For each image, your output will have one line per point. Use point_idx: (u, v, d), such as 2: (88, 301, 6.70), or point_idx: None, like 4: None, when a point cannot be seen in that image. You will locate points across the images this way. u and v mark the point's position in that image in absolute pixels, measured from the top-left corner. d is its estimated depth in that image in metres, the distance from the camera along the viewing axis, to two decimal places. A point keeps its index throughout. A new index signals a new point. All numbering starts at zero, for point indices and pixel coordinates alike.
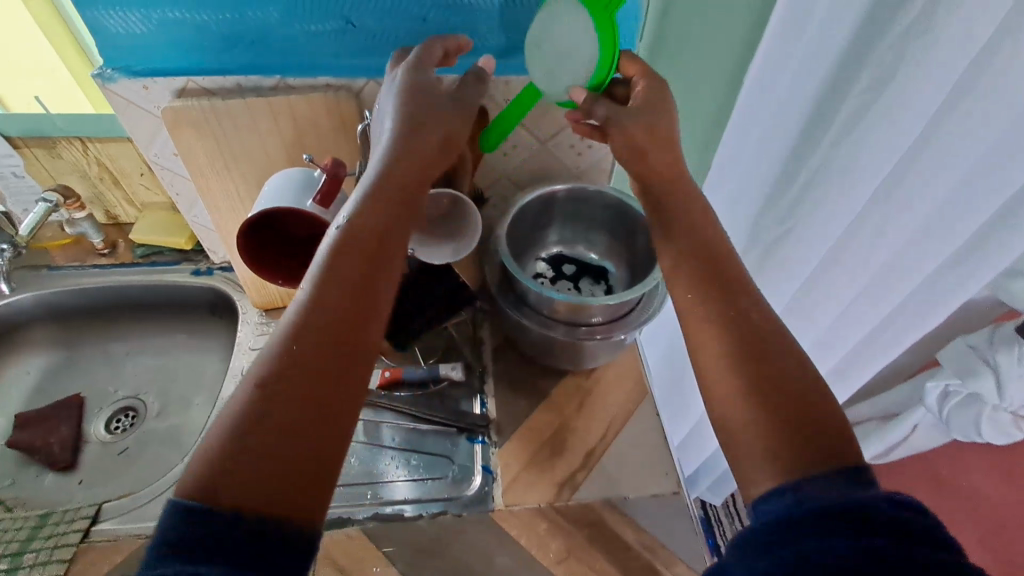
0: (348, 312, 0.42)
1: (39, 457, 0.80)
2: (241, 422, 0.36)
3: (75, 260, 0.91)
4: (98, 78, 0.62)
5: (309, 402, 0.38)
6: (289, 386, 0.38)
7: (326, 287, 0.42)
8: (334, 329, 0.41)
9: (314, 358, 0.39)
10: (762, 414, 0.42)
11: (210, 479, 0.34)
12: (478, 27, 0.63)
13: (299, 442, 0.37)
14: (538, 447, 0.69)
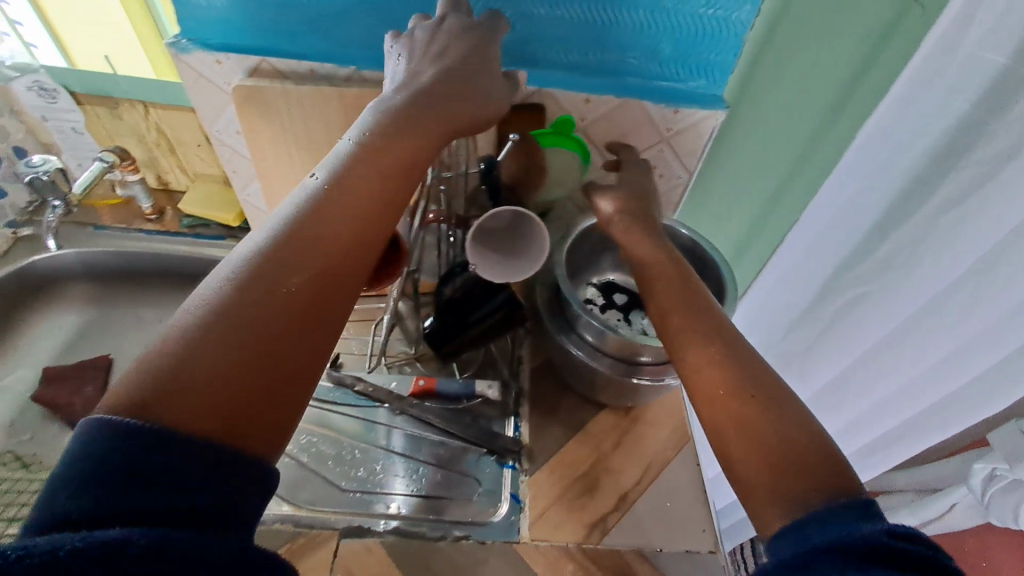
0: (343, 237, 0.38)
1: (62, 415, 0.79)
2: (211, 327, 0.32)
3: (121, 222, 0.91)
4: (174, 47, 0.61)
5: (283, 323, 0.34)
6: (270, 301, 0.34)
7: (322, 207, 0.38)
8: (327, 251, 0.37)
9: (297, 295, 0.35)
10: (757, 436, 0.39)
11: (148, 399, 0.29)
12: (566, 41, 0.60)
13: (271, 369, 0.32)
14: (569, 483, 0.67)
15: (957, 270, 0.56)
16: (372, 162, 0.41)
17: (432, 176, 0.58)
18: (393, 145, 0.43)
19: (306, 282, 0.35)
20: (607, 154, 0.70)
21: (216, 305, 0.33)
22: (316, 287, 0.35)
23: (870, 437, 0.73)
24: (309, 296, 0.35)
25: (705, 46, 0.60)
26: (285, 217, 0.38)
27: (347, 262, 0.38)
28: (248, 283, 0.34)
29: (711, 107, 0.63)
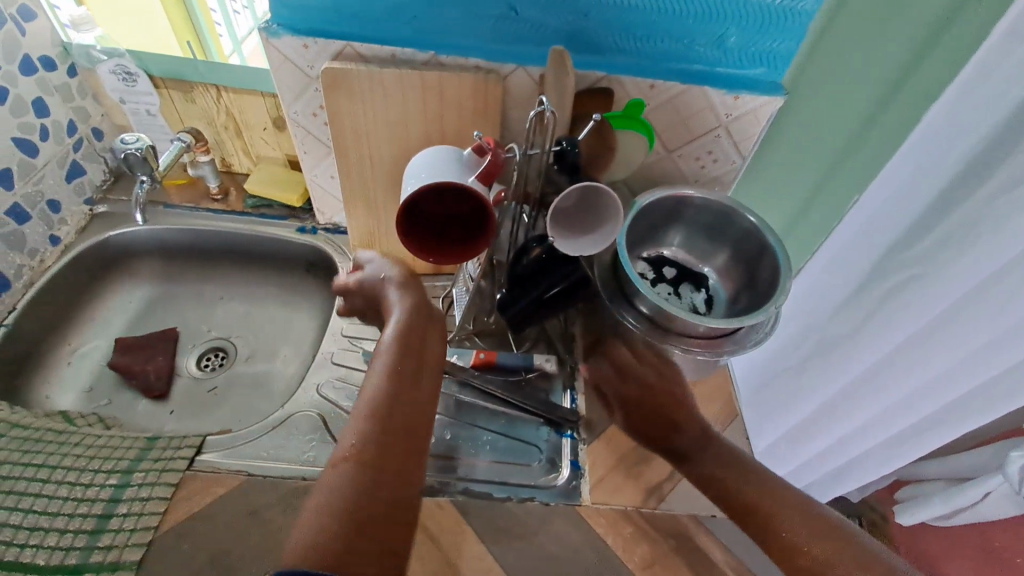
0: (400, 426, 0.54)
1: (137, 382, 0.84)
2: (341, 506, 0.47)
3: (189, 202, 0.95)
4: (264, 31, 0.65)
5: (379, 503, 0.48)
6: (382, 469, 0.50)
7: (379, 411, 0.54)
8: (409, 420, 0.55)
9: (398, 452, 0.53)
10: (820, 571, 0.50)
11: (317, 558, 0.43)
12: (636, 29, 0.64)
13: (388, 521, 0.48)
14: (625, 451, 0.70)
15: (996, 262, 0.59)
16: (405, 353, 0.59)
17: (513, 154, 0.59)
18: (415, 334, 0.61)
19: (379, 462, 0.51)
20: (666, 138, 0.73)
21: (329, 505, 0.47)
22: (401, 451, 0.53)
23: (911, 420, 0.77)
24: (402, 452, 0.53)
25: (770, 35, 0.63)
26: (363, 419, 0.53)
27: (422, 424, 0.56)
28: (346, 485, 0.48)
29: (771, 94, 0.66)
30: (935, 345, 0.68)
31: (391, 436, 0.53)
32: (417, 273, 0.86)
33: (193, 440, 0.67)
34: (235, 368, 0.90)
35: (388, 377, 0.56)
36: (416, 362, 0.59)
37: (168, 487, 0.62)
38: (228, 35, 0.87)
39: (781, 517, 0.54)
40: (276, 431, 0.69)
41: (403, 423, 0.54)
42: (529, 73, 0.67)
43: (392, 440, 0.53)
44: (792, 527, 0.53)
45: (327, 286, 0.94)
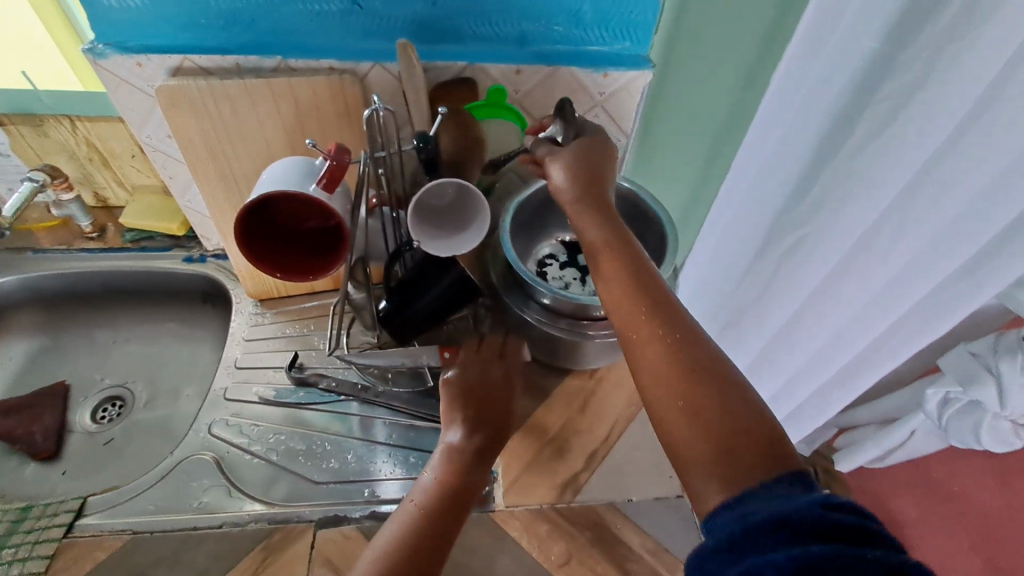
0: (452, 515, 0.52)
1: (21, 446, 0.77)
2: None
3: (61, 243, 0.88)
4: (89, 53, 0.60)
5: (425, 561, 0.48)
6: (417, 548, 0.49)
7: (438, 492, 0.53)
8: (454, 502, 0.53)
9: (431, 533, 0.50)
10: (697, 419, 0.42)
11: None
12: (489, 13, 0.61)
13: None
14: (541, 447, 0.68)
15: (874, 212, 0.61)
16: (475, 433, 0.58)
17: (360, 164, 0.55)
18: (487, 415, 0.60)
19: (426, 536, 0.50)
20: (546, 121, 0.71)
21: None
22: (442, 525, 0.51)
23: (829, 371, 0.78)
24: (439, 529, 0.51)
25: (626, 9, 0.62)
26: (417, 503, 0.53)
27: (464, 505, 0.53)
28: (390, 552, 0.48)
29: (638, 68, 0.65)
30: (832, 300, 0.70)
31: (442, 510, 0.52)
32: (316, 290, 0.82)
33: (71, 504, 0.61)
34: (134, 416, 0.84)
35: (457, 462, 0.56)
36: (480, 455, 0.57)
37: (42, 560, 0.57)
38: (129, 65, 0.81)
39: (692, 426, 0.43)
40: (167, 480, 0.64)
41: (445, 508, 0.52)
42: (387, 70, 0.64)
43: (440, 515, 0.52)
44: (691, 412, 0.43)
45: (226, 315, 0.89)
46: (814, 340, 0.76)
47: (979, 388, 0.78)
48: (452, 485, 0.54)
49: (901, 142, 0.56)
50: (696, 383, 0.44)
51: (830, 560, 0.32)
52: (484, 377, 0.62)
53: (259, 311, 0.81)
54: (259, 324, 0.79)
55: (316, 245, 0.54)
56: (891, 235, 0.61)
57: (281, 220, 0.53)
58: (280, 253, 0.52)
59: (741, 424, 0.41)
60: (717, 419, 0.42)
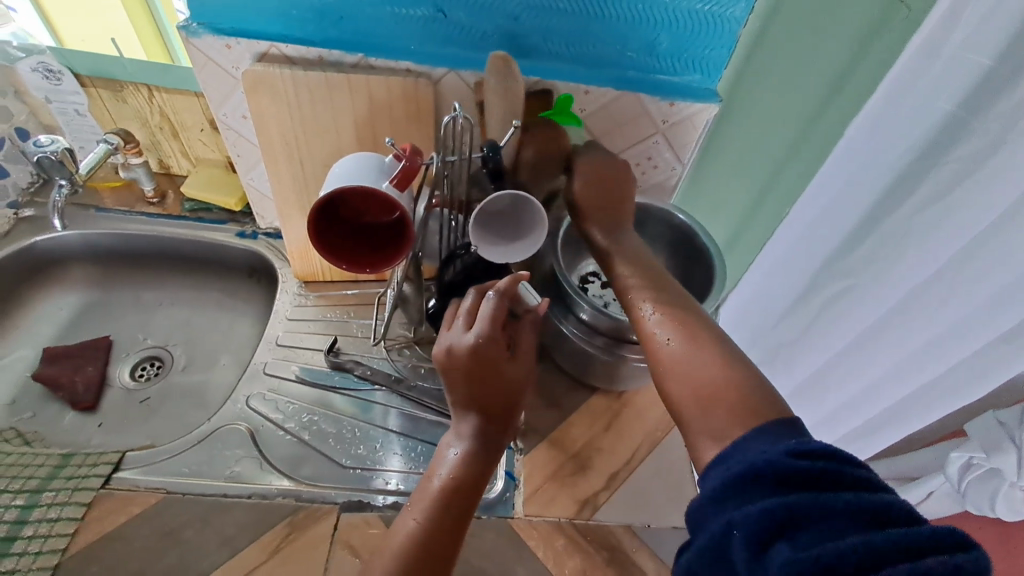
0: (461, 506, 0.52)
1: (63, 394, 0.80)
2: None
3: (123, 205, 0.91)
4: (183, 31, 0.62)
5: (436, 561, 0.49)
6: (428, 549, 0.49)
7: (444, 487, 0.52)
8: (460, 496, 0.52)
9: (440, 533, 0.50)
10: (696, 382, 0.48)
11: None
12: (567, 32, 0.63)
13: None
14: (563, 462, 0.69)
15: (925, 273, 0.61)
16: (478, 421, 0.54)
17: (432, 162, 0.56)
18: (498, 396, 0.55)
19: (428, 546, 0.49)
20: (606, 144, 0.72)
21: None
22: (447, 534, 0.50)
23: (854, 423, 0.76)
24: (449, 526, 0.50)
25: (702, 42, 0.63)
26: (423, 502, 0.51)
27: (470, 494, 0.52)
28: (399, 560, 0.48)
29: (705, 101, 0.66)
30: (869, 355, 0.70)
31: (444, 521, 0.50)
32: (359, 280, 0.84)
33: (110, 456, 0.64)
34: (171, 378, 0.87)
35: (462, 464, 0.53)
36: (486, 440, 0.54)
37: (80, 506, 0.59)
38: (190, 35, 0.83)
39: (686, 389, 0.48)
40: (202, 445, 0.66)
41: (452, 504, 0.51)
42: (461, 78, 0.65)
43: (443, 527, 0.50)
44: (687, 379, 0.48)
45: (269, 292, 0.91)
46: (844, 390, 0.75)
47: (999, 458, 0.65)
48: (458, 490, 0.52)
49: (962, 208, 0.56)
50: (688, 353, 0.49)
51: (798, 507, 0.35)
52: (479, 365, 0.52)
53: (303, 292, 0.83)
54: (303, 306, 0.82)
55: (380, 239, 0.55)
56: (932, 301, 0.60)
57: (346, 213, 0.54)
58: (353, 248, 0.53)
59: (723, 380, 0.46)
60: (702, 378, 0.48)
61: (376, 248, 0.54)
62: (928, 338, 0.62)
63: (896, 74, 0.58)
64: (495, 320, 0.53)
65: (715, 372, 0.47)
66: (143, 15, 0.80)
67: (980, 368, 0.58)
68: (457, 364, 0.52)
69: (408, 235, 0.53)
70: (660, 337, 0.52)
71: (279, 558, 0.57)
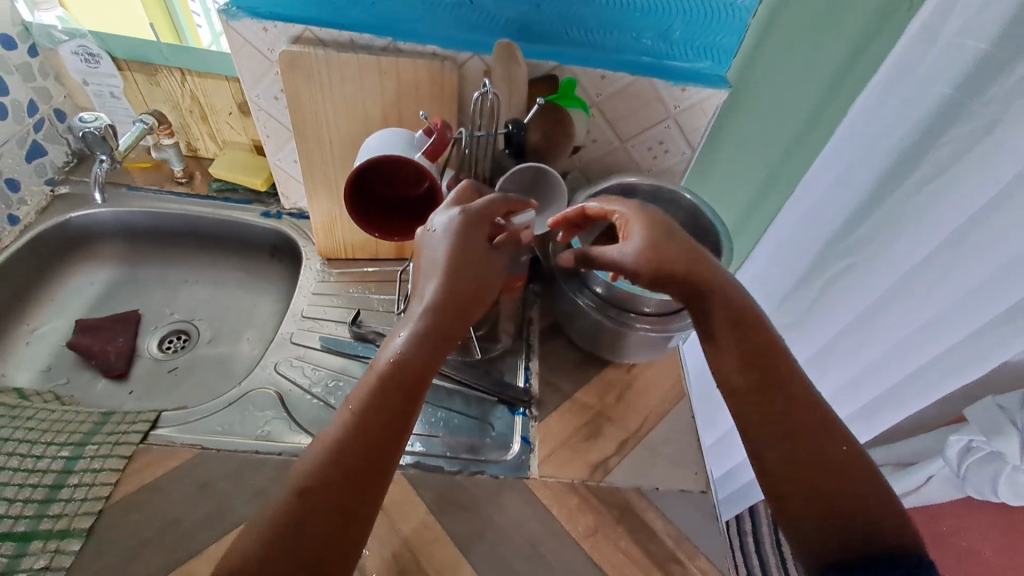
0: (413, 388, 0.48)
1: (95, 362, 0.84)
2: (313, 471, 0.43)
3: (153, 184, 0.95)
4: (224, 14, 0.66)
5: (373, 443, 0.45)
6: (371, 428, 0.46)
7: (393, 362, 0.48)
8: (410, 377, 0.48)
9: (385, 416, 0.46)
10: (789, 473, 0.49)
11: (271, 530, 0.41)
12: (586, 20, 0.67)
13: (347, 484, 0.44)
14: (575, 429, 0.73)
15: (915, 257, 0.64)
16: (442, 301, 0.50)
17: (461, 135, 0.60)
18: (466, 280, 0.52)
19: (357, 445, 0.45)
20: (618, 128, 0.76)
21: (311, 464, 0.44)
22: (378, 434, 0.45)
23: (854, 406, 0.79)
24: (393, 410, 0.46)
25: (713, 30, 0.67)
26: (369, 378, 0.48)
27: (422, 379, 0.48)
28: (337, 440, 0.45)
29: (716, 87, 0.70)
30: (870, 333, 0.72)
31: (388, 407, 0.46)
32: (379, 258, 0.88)
33: (147, 415, 0.68)
34: (197, 350, 0.90)
35: (405, 350, 0.48)
36: (449, 326, 0.50)
37: (121, 459, 0.63)
38: (205, 27, 0.86)
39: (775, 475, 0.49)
40: (233, 407, 0.70)
41: (400, 385, 0.47)
42: (484, 62, 0.69)
43: (384, 416, 0.46)
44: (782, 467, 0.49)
45: (292, 270, 0.95)
46: (844, 369, 0.78)
47: (1002, 441, 0.68)
48: (408, 372, 0.48)
49: (956, 185, 0.59)
50: (789, 441, 0.49)
51: None
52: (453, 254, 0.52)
53: (327, 269, 0.87)
54: (327, 281, 0.85)
55: (412, 209, 0.59)
56: (930, 283, 0.63)
57: (378, 188, 0.58)
58: (386, 223, 0.57)
59: (819, 489, 0.48)
60: (794, 474, 0.48)
61: (409, 218, 0.59)
62: (925, 318, 0.64)
63: (899, 49, 0.63)
64: (486, 212, 0.55)
65: (812, 475, 0.48)
66: (158, 6, 0.83)
67: (980, 347, 0.61)
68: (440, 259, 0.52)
69: (438, 204, 0.57)
70: (754, 415, 0.51)
71: None
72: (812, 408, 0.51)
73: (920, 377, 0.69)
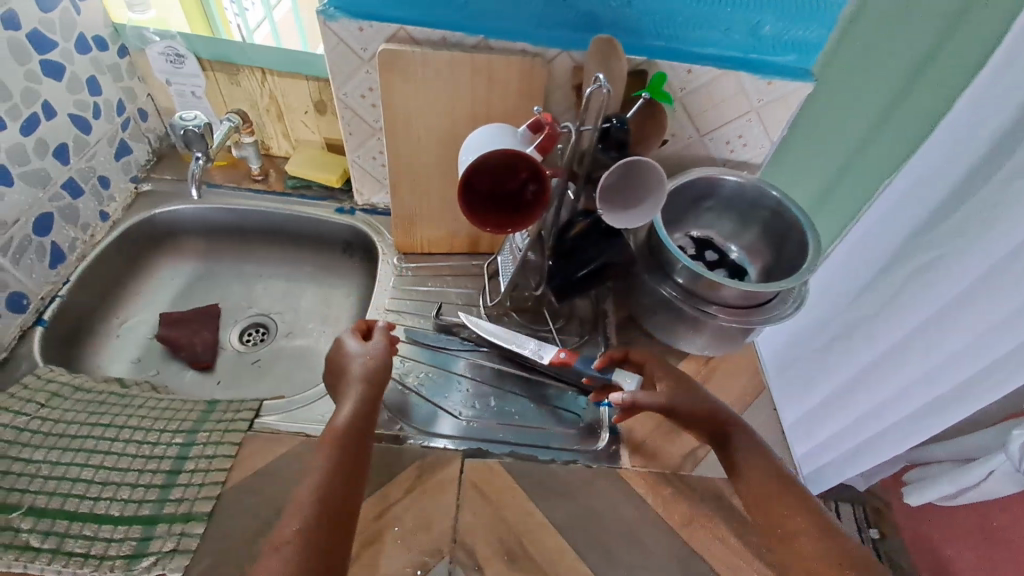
0: (358, 452, 0.59)
1: (183, 354, 0.86)
2: (307, 514, 0.53)
3: (231, 181, 0.98)
4: (322, 14, 0.68)
5: (342, 491, 0.56)
6: (336, 478, 0.56)
7: (340, 427, 0.60)
8: (356, 439, 0.60)
9: (343, 469, 0.57)
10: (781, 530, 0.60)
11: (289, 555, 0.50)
12: (677, 17, 0.67)
13: (335, 521, 0.53)
14: (660, 419, 0.74)
15: (984, 264, 0.67)
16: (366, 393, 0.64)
17: (568, 130, 0.60)
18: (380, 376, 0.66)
19: (327, 512, 0.53)
20: (698, 123, 0.77)
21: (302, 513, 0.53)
22: (342, 499, 0.55)
23: (918, 403, 0.81)
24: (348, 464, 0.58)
25: (804, 26, 0.67)
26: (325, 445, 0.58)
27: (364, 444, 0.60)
28: (313, 493, 0.54)
29: (802, 81, 0.70)
30: (945, 327, 0.73)
31: (347, 456, 0.58)
32: (453, 252, 0.90)
33: (251, 404, 0.70)
34: (277, 343, 0.93)
35: (346, 420, 0.61)
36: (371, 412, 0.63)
37: (232, 446, 0.65)
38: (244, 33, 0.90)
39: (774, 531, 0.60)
40: (330, 397, 0.73)
41: (349, 446, 0.59)
42: (573, 58, 0.70)
43: (344, 469, 0.57)
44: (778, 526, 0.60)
45: (365, 264, 0.97)
46: (915, 365, 0.80)
47: None
48: (350, 438, 0.60)
49: None
50: (769, 506, 0.61)
51: None
52: (365, 376, 0.65)
53: (404, 263, 0.89)
54: (406, 276, 0.87)
55: (519, 198, 0.59)
56: (1011, 280, 0.64)
57: (477, 180, 0.58)
58: (475, 207, 0.57)
59: (799, 537, 0.58)
60: (786, 533, 0.59)
61: (514, 210, 0.59)
62: (999, 317, 0.66)
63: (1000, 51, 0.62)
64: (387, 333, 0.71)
65: (794, 528, 0.59)
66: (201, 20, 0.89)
67: None
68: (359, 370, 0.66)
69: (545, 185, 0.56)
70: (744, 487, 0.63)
71: (416, 494, 0.63)
72: (782, 483, 0.62)
73: (981, 381, 0.72)
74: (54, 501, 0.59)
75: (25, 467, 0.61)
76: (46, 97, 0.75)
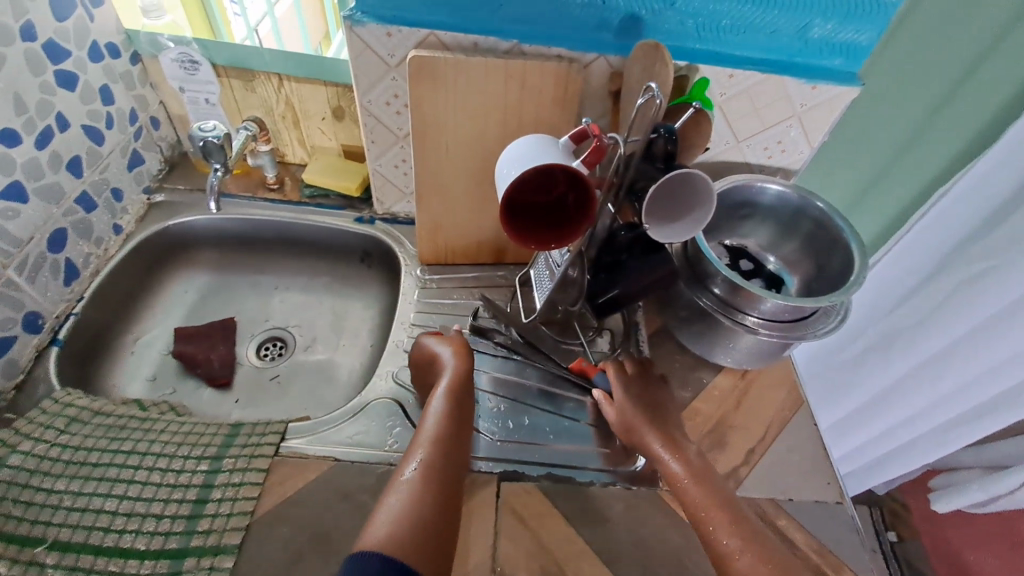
0: (456, 449, 0.59)
1: (201, 371, 0.84)
2: (419, 500, 0.51)
3: (246, 191, 0.94)
4: (349, 19, 0.65)
5: (447, 484, 0.55)
6: (443, 470, 0.55)
7: (439, 421, 0.60)
8: (454, 436, 0.59)
9: (447, 465, 0.56)
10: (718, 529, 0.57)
11: (400, 534, 0.48)
12: (721, 19, 0.64)
13: (444, 513, 0.52)
14: (699, 437, 0.72)
15: None
16: (455, 392, 0.64)
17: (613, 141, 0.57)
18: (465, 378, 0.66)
19: (442, 501, 0.53)
20: (736, 128, 0.74)
21: (413, 500, 0.51)
22: (449, 491, 0.54)
23: (970, 400, 0.86)
24: (450, 458, 0.57)
25: (855, 27, 0.64)
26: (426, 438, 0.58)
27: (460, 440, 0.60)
28: (421, 481, 0.53)
29: (849, 85, 0.68)
30: (1004, 332, 0.76)
31: (450, 453, 0.58)
32: (478, 262, 0.87)
33: (277, 426, 0.67)
34: (296, 357, 0.90)
35: (439, 416, 0.61)
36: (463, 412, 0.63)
37: (259, 472, 0.62)
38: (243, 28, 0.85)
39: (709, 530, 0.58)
40: (358, 418, 0.70)
41: (449, 443, 0.58)
42: (609, 63, 0.68)
43: (450, 467, 0.56)
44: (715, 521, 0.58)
45: (384, 274, 0.94)
46: (966, 368, 0.83)
47: None
48: (448, 435, 0.59)
49: None
50: (706, 500, 0.59)
51: None
52: (456, 374, 0.65)
53: (427, 275, 0.86)
54: (429, 288, 0.84)
55: (566, 213, 0.56)
56: None
57: (521, 200, 0.56)
58: (523, 229, 0.55)
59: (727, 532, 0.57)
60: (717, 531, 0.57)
61: (559, 228, 0.55)
62: None
63: None
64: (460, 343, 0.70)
65: (725, 525, 0.57)
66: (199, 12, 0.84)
67: None
68: (448, 360, 0.67)
69: (589, 192, 0.53)
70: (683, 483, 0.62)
71: None
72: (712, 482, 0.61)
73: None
74: (77, 535, 0.56)
75: (47, 498, 0.58)
76: (60, 108, 0.72)
